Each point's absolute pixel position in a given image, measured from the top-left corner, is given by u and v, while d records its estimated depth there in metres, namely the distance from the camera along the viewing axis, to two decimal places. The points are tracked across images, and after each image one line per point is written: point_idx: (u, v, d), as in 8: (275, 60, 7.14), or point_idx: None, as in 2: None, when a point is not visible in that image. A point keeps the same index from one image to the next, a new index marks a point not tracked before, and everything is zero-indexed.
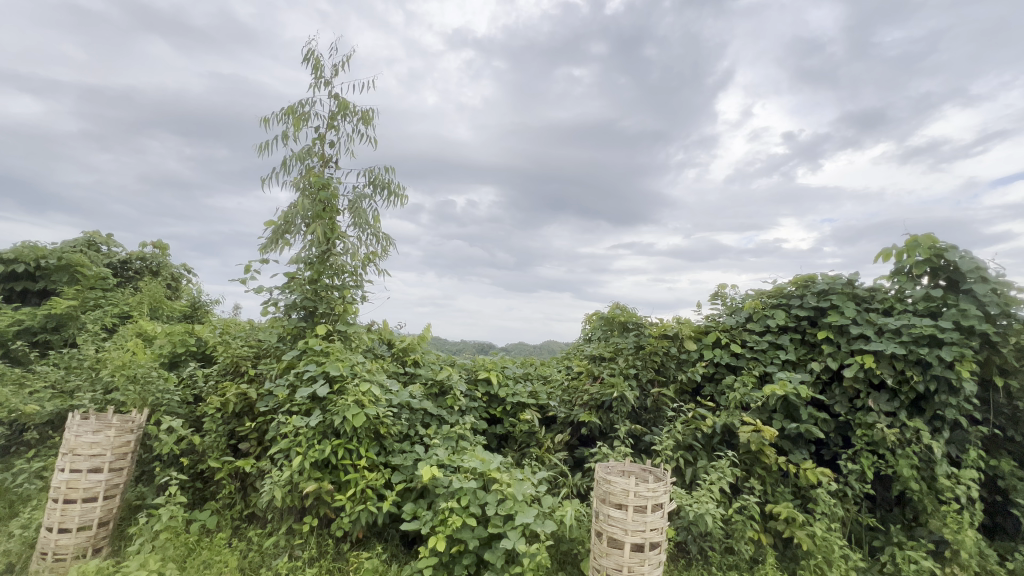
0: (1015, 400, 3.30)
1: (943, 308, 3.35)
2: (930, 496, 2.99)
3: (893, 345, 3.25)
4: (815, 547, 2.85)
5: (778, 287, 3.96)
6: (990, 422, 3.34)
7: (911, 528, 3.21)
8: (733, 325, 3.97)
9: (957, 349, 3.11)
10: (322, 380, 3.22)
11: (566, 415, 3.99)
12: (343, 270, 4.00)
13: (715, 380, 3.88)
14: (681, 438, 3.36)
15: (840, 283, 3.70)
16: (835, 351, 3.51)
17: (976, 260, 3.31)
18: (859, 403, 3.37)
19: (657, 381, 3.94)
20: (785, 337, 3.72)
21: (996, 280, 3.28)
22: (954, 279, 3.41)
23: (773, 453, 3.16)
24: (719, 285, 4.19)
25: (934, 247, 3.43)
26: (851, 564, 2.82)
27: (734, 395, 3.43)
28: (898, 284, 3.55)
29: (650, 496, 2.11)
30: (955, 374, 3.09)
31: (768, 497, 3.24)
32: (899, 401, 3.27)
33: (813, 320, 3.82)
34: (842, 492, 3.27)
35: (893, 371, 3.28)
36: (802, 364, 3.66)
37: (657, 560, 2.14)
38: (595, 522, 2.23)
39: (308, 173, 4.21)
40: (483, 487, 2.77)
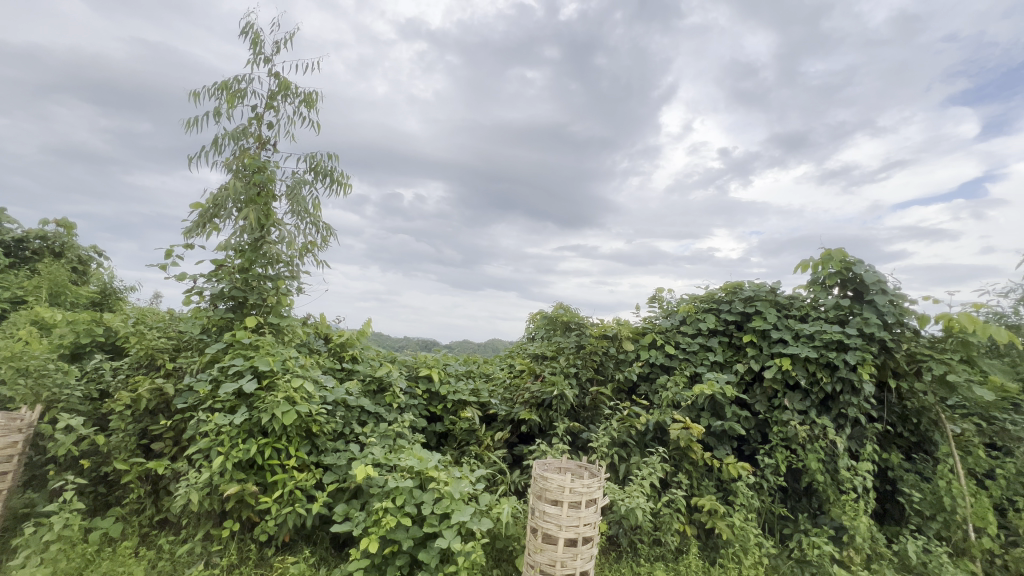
0: (905, 400, 3.71)
1: (850, 316, 3.70)
2: (833, 487, 3.29)
3: (807, 349, 3.54)
4: (734, 536, 3.06)
5: (710, 292, 4.19)
6: (884, 419, 3.73)
7: (816, 516, 3.51)
8: (668, 327, 4.16)
9: (860, 354, 3.44)
10: (251, 375, 3.03)
11: (506, 413, 4.01)
12: (277, 259, 3.78)
13: (650, 380, 4.06)
14: (616, 435, 3.48)
15: (764, 290, 3.99)
16: (757, 354, 3.78)
17: (878, 274, 3.67)
18: (776, 402, 3.65)
19: (596, 380, 4.05)
20: (714, 340, 3.95)
21: (894, 292, 3.65)
22: (859, 290, 3.77)
23: (700, 449, 3.34)
24: (656, 288, 4.38)
25: (844, 261, 3.78)
26: (764, 551, 3.05)
27: (667, 393, 3.60)
28: (813, 293, 3.88)
29: (585, 492, 2.16)
30: (858, 376, 3.42)
31: (694, 491, 3.43)
32: (810, 400, 3.57)
33: (739, 325, 4.09)
34: (759, 484, 3.52)
35: (806, 373, 3.58)
36: (728, 366, 3.90)
37: (589, 554, 2.19)
38: (531, 519, 2.25)
39: (241, 154, 3.93)
40: (420, 485, 2.71)
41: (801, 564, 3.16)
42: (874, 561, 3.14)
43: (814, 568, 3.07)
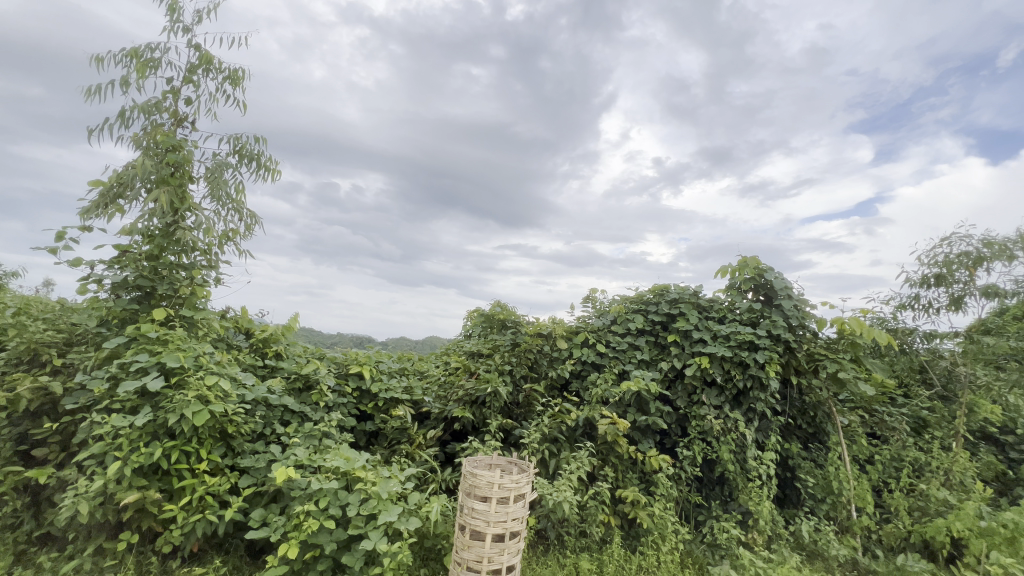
0: (804, 395, 4.11)
1: (761, 319, 4.04)
2: (742, 475, 3.58)
3: (723, 348, 3.82)
4: (653, 525, 3.24)
5: (639, 293, 4.41)
6: (786, 413, 4.11)
7: (726, 502, 3.80)
8: (600, 327, 4.33)
9: (768, 353, 3.77)
10: (157, 372, 2.76)
11: (440, 411, 3.96)
12: (192, 247, 3.48)
13: (582, 377, 4.19)
14: (547, 431, 3.57)
15: (688, 293, 4.25)
16: (680, 352, 4.02)
17: (786, 281, 4.03)
18: (695, 398, 3.90)
19: (530, 377, 4.13)
20: (642, 339, 4.16)
21: (798, 298, 4.04)
22: (770, 295, 4.12)
23: (626, 442, 3.50)
24: (591, 289, 4.54)
25: (758, 268, 4.11)
26: (680, 537, 3.26)
27: (597, 390, 3.74)
28: (730, 297, 4.20)
29: (513, 487, 2.18)
30: (766, 373, 3.74)
31: (619, 483, 3.58)
32: (725, 396, 3.85)
33: (665, 325, 4.34)
34: (678, 475, 3.76)
35: (722, 371, 3.86)
36: (654, 364, 4.11)
37: (516, 548, 2.22)
38: (459, 516, 2.24)
39: (153, 129, 3.57)
40: (346, 486, 2.62)
41: (712, 547, 3.41)
42: (774, 541, 3.46)
43: (723, 551, 3.33)
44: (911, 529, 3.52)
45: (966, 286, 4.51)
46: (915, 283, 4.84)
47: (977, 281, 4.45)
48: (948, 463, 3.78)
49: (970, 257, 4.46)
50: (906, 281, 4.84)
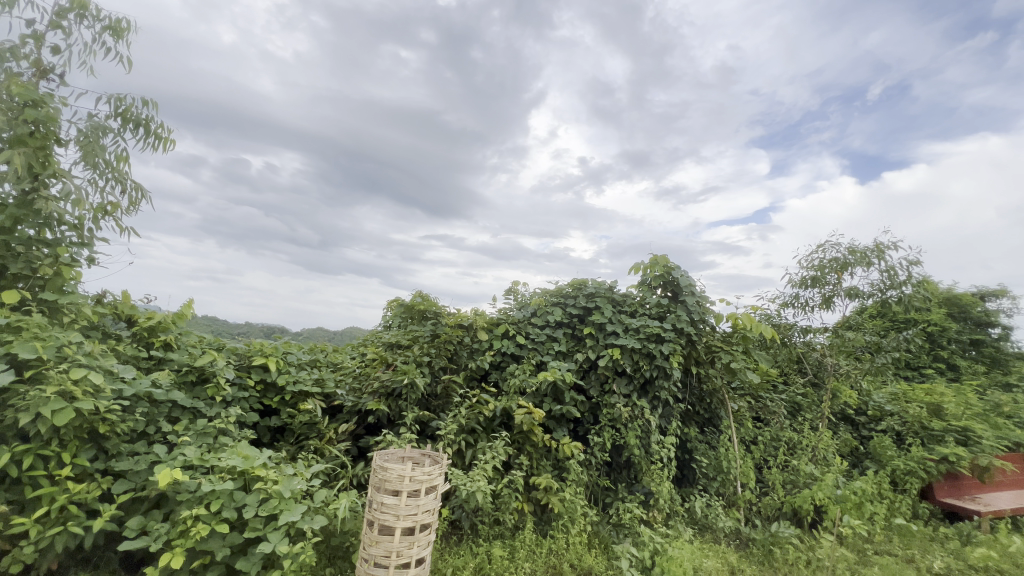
0: (702, 383, 4.48)
1: (667, 313, 4.33)
2: (646, 459, 3.83)
3: (633, 340, 4.04)
4: (564, 509, 3.38)
5: (559, 287, 4.55)
6: (687, 400, 4.47)
7: (632, 484, 4.05)
8: (520, 319, 4.40)
9: (672, 345, 4.05)
10: (6, 365, 2.35)
11: (353, 404, 3.80)
12: (58, 220, 3.00)
13: (501, 368, 4.24)
14: (465, 422, 3.58)
15: (604, 288, 4.45)
16: (594, 344, 4.20)
17: (690, 279, 4.36)
18: (607, 387, 4.11)
19: (450, 368, 4.09)
20: (559, 331, 4.30)
21: (700, 295, 4.39)
22: (676, 292, 4.43)
23: (541, 431, 3.59)
24: (513, 281, 4.59)
25: (666, 266, 4.41)
26: (588, 520, 3.43)
27: (514, 380, 3.81)
28: (642, 293, 4.46)
29: (425, 480, 2.16)
30: (669, 364, 4.03)
31: (533, 470, 3.68)
32: (633, 385, 4.09)
33: (581, 318, 4.51)
34: (589, 461, 3.94)
35: (632, 362, 4.09)
36: (570, 355, 4.26)
37: (426, 540, 2.19)
38: (368, 511, 2.17)
39: (5, 79, 3.01)
40: (243, 486, 2.42)
41: (617, 527, 3.63)
42: (672, 518, 3.76)
43: (626, 530, 3.56)
44: (784, 499, 4.01)
45: (834, 288, 5.18)
46: (796, 283, 5.47)
47: (843, 283, 5.13)
48: (815, 441, 4.34)
49: (838, 262, 5.13)
50: (788, 282, 5.46)
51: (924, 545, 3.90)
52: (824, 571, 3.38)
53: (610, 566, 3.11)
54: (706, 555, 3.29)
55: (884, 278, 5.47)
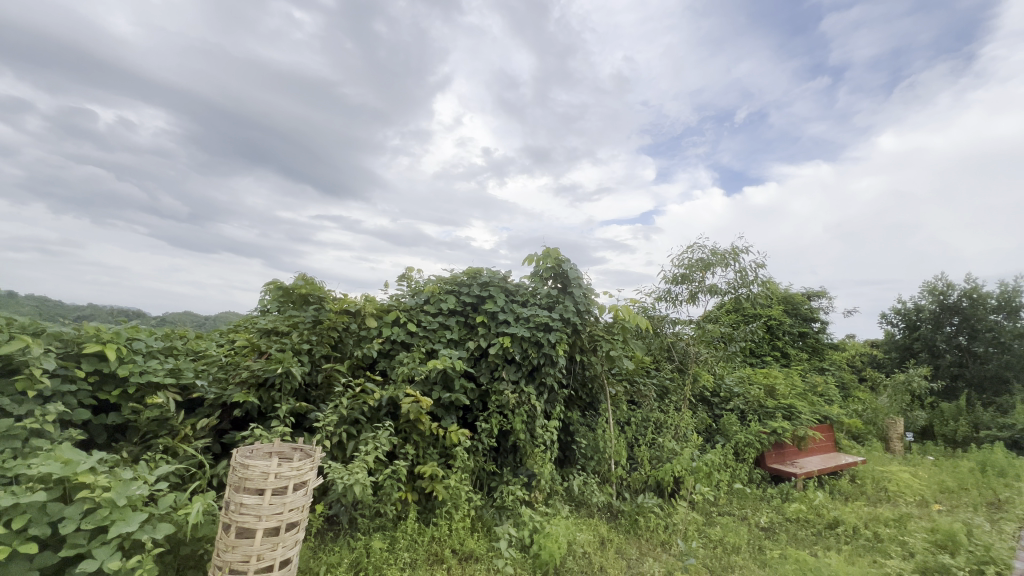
0: (585, 369, 4.77)
1: (556, 304, 4.51)
2: (531, 443, 3.98)
3: (523, 329, 4.15)
4: (448, 496, 3.38)
5: (454, 275, 4.51)
6: (570, 386, 4.73)
7: (516, 468, 4.19)
8: (412, 306, 4.29)
9: (559, 334, 4.24)
10: None
11: (216, 397, 3.39)
12: None
13: (389, 356, 4.09)
14: (346, 412, 3.40)
15: (498, 277, 4.51)
16: (486, 332, 4.25)
17: (579, 272, 4.60)
18: (497, 374, 4.19)
19: (333, 357, 3.85)
20: (452, 319, 4.27)
21: (586, 287, 4.65)
22: (565, 283, 4.64)
23: (428, 420, 3.54)
24: (407, 267, 4.44)
25: (557, 259, 4.60)
26: (472, 504, 3.48)
27: (403, 369, 3.70)
28: (533, 283, 4.60)
29: (293, 475, 2.00)
30: (555, 352, 4.21)
31: (418, 459, 3.62)
32: (521, 372, 4.21)
33: (475, 306, 4.53)
34: (475, 447, 3.99)
35: (521, 349, 4.21)
36: (461, 343, 4.26)
37: (293, 539, 2.03)
38: (225, 514, 1.95)
39: None
40: (62, 497, 2.03)
41: (500, 510, 3.74)
42: (552, 497, 3.97)
43: (508, 512, 3.68)
44: (650, 473, 4.45)
45: (699, 285, 5.84)
46: (669, 280, 6.06)
47: (705, 281, 5.81)
48: (677, 420, 4.88)
49: (703, 262, 5.79)
50: (663, 278, 6.03)
51: (755, 504, 4.62)
52: (678, 533, 3.84)
53: (490, 547, 3.20)
54: (580, 529, 3.53)
55: (738, 278, 6.29)
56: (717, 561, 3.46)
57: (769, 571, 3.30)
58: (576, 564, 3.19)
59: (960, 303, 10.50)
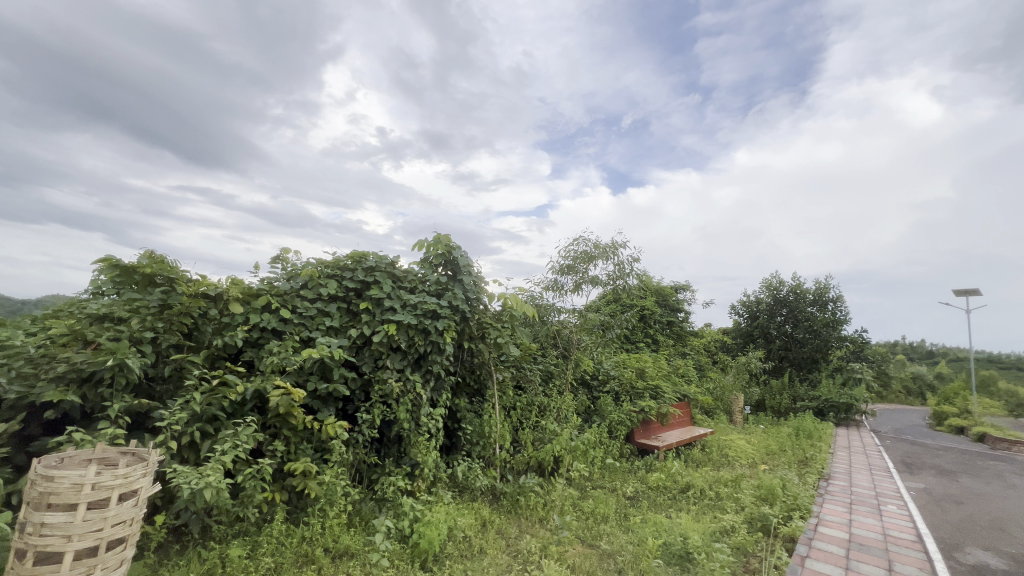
0: (473, 357, 4.80)
1: (445, 291, 4.44)
2: (415, 431, 3.90)
3: (410, 316, 4.01)
4: (321, 493, 3.17)
5: (336, 258, 4.20)
6: (458, 373, 4.72)
7: (399, 458, 4.09)
8: (287, 290, 3.92)
9: (447, 321, 4.17)
10: None
11: (18, 397, 2.77)
12: None
13: (258, 345, 3.71)
14: (200, 409, 3.01)
15: (385, 262, 4.30)
16: (370, 319, 4.04)
17: (469, 259, 4.58)
18: (380, 363, 4.01)
19: (185, 347, 3.37)
20: (332, 306, 3.99)
21: (476, 275, 4.65)
22: (455, 271, 4.59)
23: (301, 413, 3.27)
24: (282, 248, 4.03)
25: (448, 245, 4.52)
26: (348, 499, 3.31)
27: (272, 359, 3.36)
28: (422, 270, 4.48)
29: (118, 484, 1.70)
30: (443, 339, 4.14)
31: (289, 456, 3.34)
32: (407, 360, 4.08)
33: (359, 292, 4.28)
34: (355, 440, 3.81)
35: (407, 337, 4.07)
36: (343, 331, 4.01)
37: (118, 559, 1.73)
38: (18, 540, 1.59)
39: None
40: None
41: (380, 502, 3.62)
42: (435, 485, 3.94)
43: (388, 503, 3.58)
44: (531, 455, 4.65)
45: (583, 276, 6.19)
46: (557, 270, 6.33)
47: (589, 272, 6.17)
48: (559, 403, 5.15)
49: (587, 255, 6.15)
50: (551, 268, 6.28)
51: (623, 476, 5.08)
52: (554, 509, 4.07)
53: (367, 542, 3.08)
54: (461, 514, 3.56)
55: (617, 270, 6.79)
56: (587, 531, 3.74)
57: (631, 535, 3.66)
58: (456, 549, 3.22)
59: (788, 296, 12.60)
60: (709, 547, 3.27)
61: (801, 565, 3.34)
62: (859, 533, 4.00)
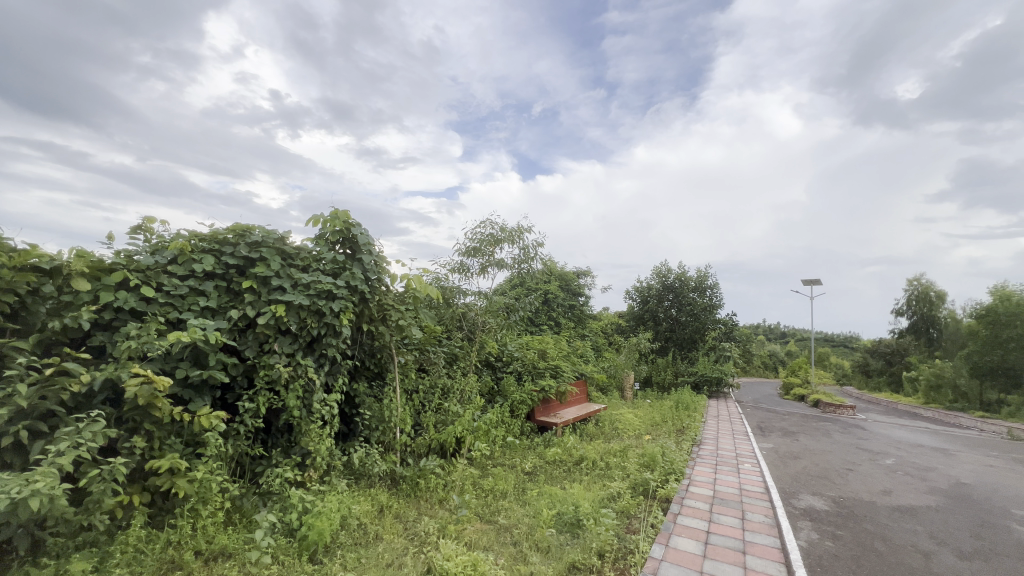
0: (373, 340, 4.59)
1: (342, 270, 4.15)
2: (306, 419, 3.65)
3: (301, 297, 3.69)
4: (192, 492, 2.85)
5: (213, 231, 3.72)
6: (356, 357, 4.49)
7: (288, 448, 3.81)
8: (150, 265, 3.39)
9: (344, 302, 3.91)
10: None
11: None
12: None
13: (112, 328, 3.19)
14: (30, 404, 2.51)
15: (274, 237, 3.90)
16: (254, 300, 3.66)
17: (369, 238, 4.32)
18: (266, 347, 3.67)
19: (7, 330, 2.78)
20: (208, 284, 3.54)
21: (377, 255, 4.41)
22: (354, 249, 4.31)
23: (166, 404, 2.87)
24: (145, 216, 3.46)
25: (347, 222, 4.21)
26: (226, 497, 3.02)
27: (128, 344, 2.90)
28: (317, 247, 4.15)
29: None
30: (339, 322, 3.88)
31: (151, 453, 2.94)
32: (298, 344, 3.78)
33: (242, 270, 3.86)
34: (235, 431, 3.46)
35: (298, 319, 3.75)
36: (221, 312, 3.59)
37: None
38: None
39: None
40: None
41: (265, 496, 3.36)
42: (328, 473, 3.75)
43: (273, 497, 3.33)
44: (433, 438, 4.61)
45: (488, 258, 6.21)
46: (463, 252, 6.27)
47: (494, 255, 6.21)
48: (462, 385, 5.16)
49: (493, 238, 6.16)
50: (457, 251, 6.21)
51: (523, 453, 5.27)
52: (454, 489, 4.10)
53: (248, 539, 2.85)
54: (356, 501, 3.42)
55: (522, 254, 6.91)
56: (486, 508, 3.82)
57: (527, 508, 3.81)
58: (349, 538, 3.10)
59: (674, 283, 13.86)
60: (597, 513, 3.53)
61: (674, 521, 3.73)
62: (722, 489, 4.58)
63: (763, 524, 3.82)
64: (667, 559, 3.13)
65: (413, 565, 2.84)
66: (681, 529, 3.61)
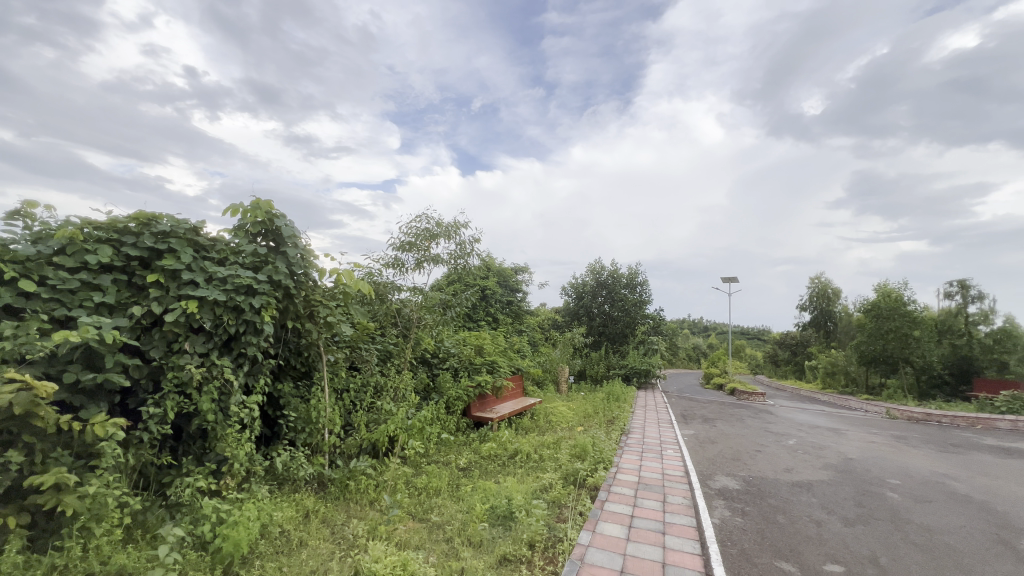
0: (299, 337, 4.35)
1: (265, 264, 3.89)
2: (222, 424, 3.39)
3: (216, 292, 3.41)
4: (84, 509, 2.55)
5: (112, 219, 3.34)
6: (280, 356, 4.24)
7: (201, 456, 3.52)
8: (31, 256, 2.98)
9: (265, 298, 3.66)
10: None
11: None
12: None
13: None
14: None
15: (184, 227, 3.57)
16: (161, 296, 3.34)
17: (295, 229, 4.08)
18: (175, 347, 3.36)
19: None
20: (104, 278, 3.17)
21: (303, 248, 4.17)
22: (278, 241, 4.04)
23: (51, 413, 2.54)
24: (25, 200, 3.04)
25: (270, 213, 3.94)
26: (125, 512, 2.73)
27: (1, 345, 2.53)
28: (236, 239, 3.85)
29: None
30: (259, 319, 3.63)
31: (32, 468, 2.59)
32: (212, 343, 3.49)
33: (147, 262, 3.50)
34: (138, 440, 3.14)
35: (212, 316, 3.47)
36: (120, 309, 3.24)
37: None
38: None
39: None
40: None
41: (173, 508, 3.09)
42: (248, 480, 3.52)
43: (184, 509, 3.07)
44: (364, 438, 4.47)
45: (424, 253, 6.10)
46: (398, 247, 6.12)
47: (430, 250, 6.11)
48: (396, 383, 5.03)
49: (429, 233, 6.06)
50: (391, 245, 6.05)
51: (458, 449, 5.25)
52: (386, 489, 4.00)
53: (151, 557, 2.61)
54: (278, 507, 3.24)
55: (460, 249, 6.86)
56: (418, 506, 3.77)
57: (461, 503, 3.81)
58: (270, 547, 2.93)
59: (608, 280, 14.41)
60: (529, 505, 3.60)
61: (602, 508, 3.89)
62: (647, 475, 4.85)
63: (681, 505, 4.10)
64: (593, 545, 3.24)
65: (339, 569, 2.74)
66: (608, 515, 3.77)
